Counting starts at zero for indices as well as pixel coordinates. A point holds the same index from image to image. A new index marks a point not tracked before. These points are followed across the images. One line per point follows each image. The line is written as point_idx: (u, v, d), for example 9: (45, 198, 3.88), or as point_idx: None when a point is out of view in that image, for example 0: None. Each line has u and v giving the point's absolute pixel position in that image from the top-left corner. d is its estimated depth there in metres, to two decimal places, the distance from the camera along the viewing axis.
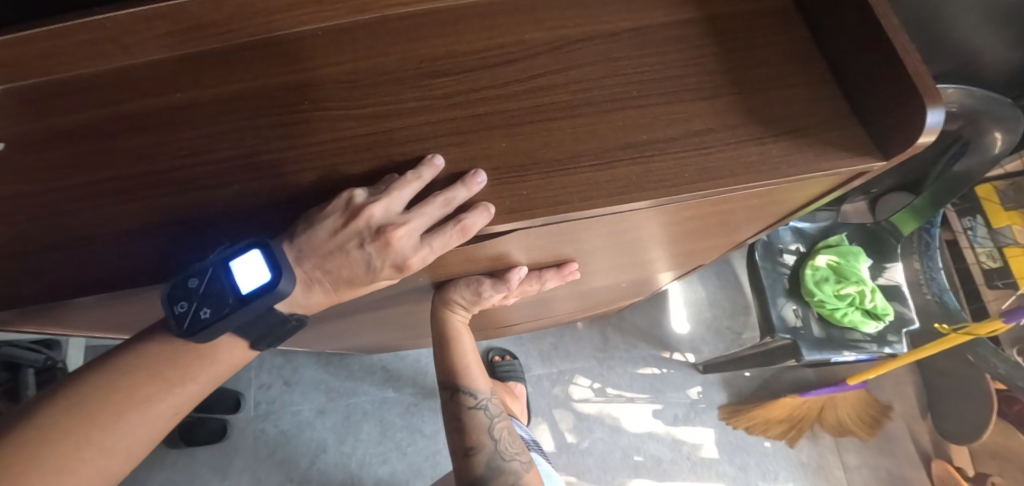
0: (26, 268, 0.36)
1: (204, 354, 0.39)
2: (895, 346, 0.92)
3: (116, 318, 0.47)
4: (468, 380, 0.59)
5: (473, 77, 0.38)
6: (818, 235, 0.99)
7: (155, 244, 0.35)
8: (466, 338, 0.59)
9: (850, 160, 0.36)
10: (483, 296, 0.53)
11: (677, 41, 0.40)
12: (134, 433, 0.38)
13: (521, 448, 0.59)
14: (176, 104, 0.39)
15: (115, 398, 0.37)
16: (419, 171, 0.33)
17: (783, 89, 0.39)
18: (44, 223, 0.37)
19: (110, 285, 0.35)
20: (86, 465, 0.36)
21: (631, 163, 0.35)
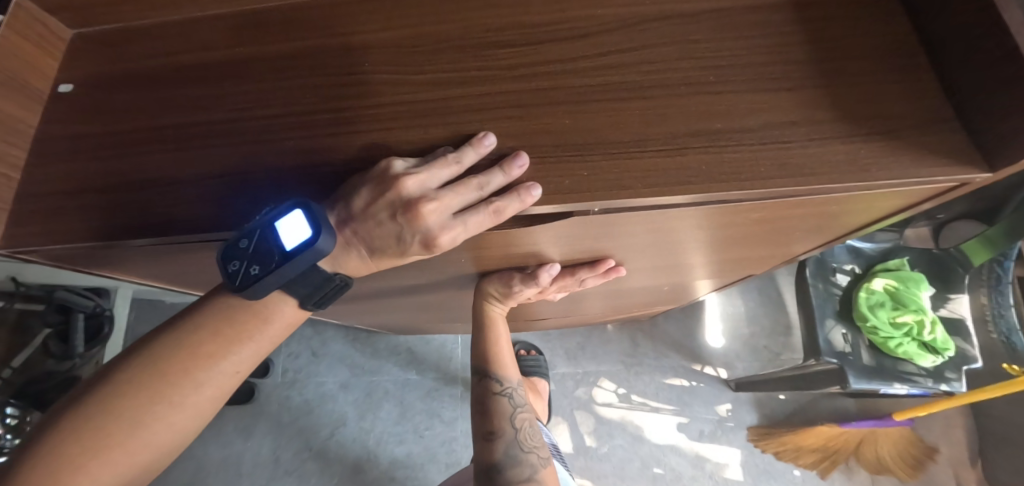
0: (83, 208, 0.36)
1: (261, 312, 0.38)
2: (952, 384, 0.85)
3: (166, 269, 0.48)
4: (500, 368, 0.58)
5: (538, 50, 0.36)
6: (877, 257, 0.93)
7: (202, 194, 0.35)
8: (502, 329, 0.59)
9: (948, 169, 0.32)
10: (517, 292, 0.52)
11: (762, 26, 0.37)
12: (200, 389, 0.37)
13: (541, 442, 0.56)
14: (238, 58, 0.39)
15: (181, 354, 0.37)
16: (460, 156, 0.31)
17: (877, 86, 0.35)
18: (103, 164, 0.37)
19: (155, 230, 0.34)
20: (160, 420, 0.36)
21: (704, 151, 0.33)
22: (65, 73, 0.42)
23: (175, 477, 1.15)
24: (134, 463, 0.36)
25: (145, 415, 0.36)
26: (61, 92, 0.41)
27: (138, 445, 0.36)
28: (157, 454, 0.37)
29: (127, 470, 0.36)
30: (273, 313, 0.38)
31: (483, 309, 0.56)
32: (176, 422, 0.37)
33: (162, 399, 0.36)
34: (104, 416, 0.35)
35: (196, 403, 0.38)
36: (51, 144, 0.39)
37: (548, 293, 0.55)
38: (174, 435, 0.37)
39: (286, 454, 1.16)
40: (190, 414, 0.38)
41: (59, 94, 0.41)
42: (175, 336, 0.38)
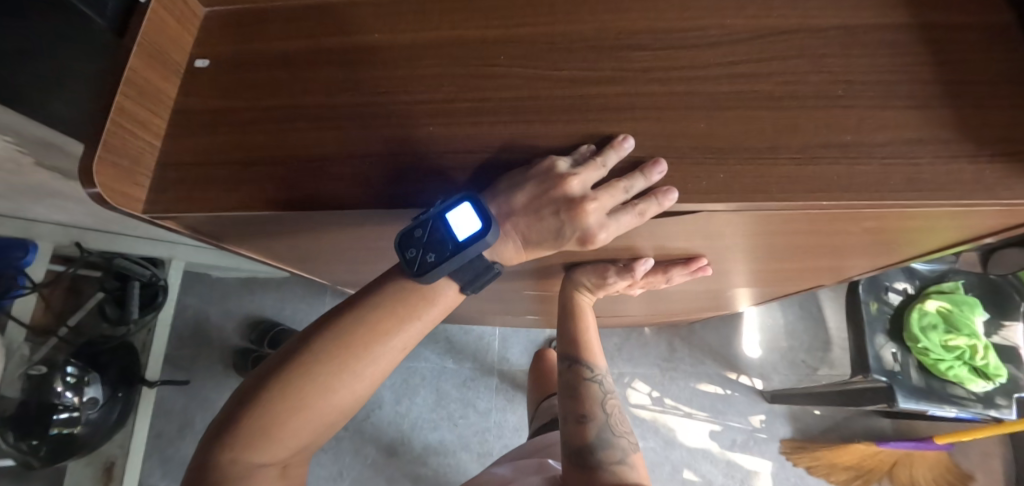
0: (226, 180, 0.39)
1: (427, 295, 0.40)
2: (1002, 411, 0.84)
3: (273, 246, 0.50)
4: (590, 357, 0.59)
5: (672, 56, 0.37)
6: (932, 278, 0.92)
7: (353, 172, 0.37)
8: (590, 319, 0.60)
9: None
10: (608, 282, 0.54)
11: (889, 45, 0.38)
12: (376, 363, 0.40)
13: (628, 428, 0.57)
14: (374, 44, 0.41)
15: (363, 330, 0.39)
16: (604, 158, 0.33)
17: (1005, 110, 0.35)
18: (245, 139, 0.40)
19: (307, 203, 0.37)
20: (345, 388, 0.39)
21: (835, 163, 0.34)
22: (200, 48, 0.44)
23: None
24: (324, 423, 0.40)
25: (332, 384, 0.39)
26: (197, 67, 0.43)
27: (327, 409, 0.39)
28: (337, 417, 0.40)
29: (317, 428, 0.40)
30: (437, 295, 0.40)
31: (573, 297, 0.59)
32: (355, 392, 0.40)
33: (346, 369, 0.39)
34: (297, 383, 0.38)
35: (371, 375, 0.40)
36: (192, 116, 0.41)
37: (634, 288, 0.57)
38: (353, 402, 0.41)
39: None
40: (367, 384, 0.40)
41: (196, 68, 0.43)
42: (352, 313, 0.40)
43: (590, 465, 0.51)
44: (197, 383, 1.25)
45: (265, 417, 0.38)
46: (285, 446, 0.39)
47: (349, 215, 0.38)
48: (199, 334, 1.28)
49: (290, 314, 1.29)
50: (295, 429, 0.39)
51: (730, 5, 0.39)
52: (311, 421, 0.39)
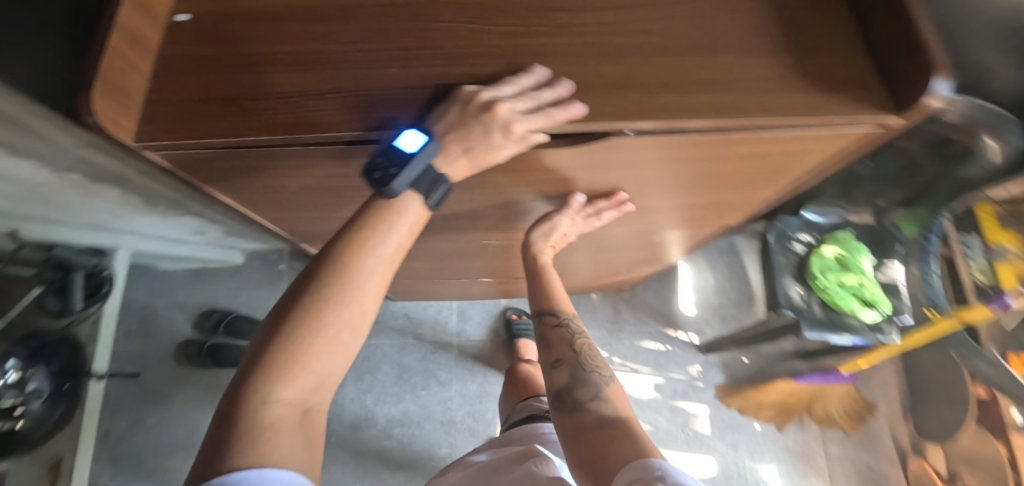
0: (211, 111, 0.44)
1: (396, 207, 0.46)
2: (887, 334, 0.99)
3: (247, 182, 0.56)
4: (560, 306, 0.70)
5: (584, 16, 0.47)
6: (827, 228, 1.08)
7: (324, 104, 0.44)
8: (555, 277, 0.75)
9: (871, 113, 0.43)
10: (553, 234, 0.72)
11: (748, 8, 0.48)
12: (372, 276, 0.46)
13: (603, 363, 0.63)
14: (342, 5, 0.48)
15: (354, 249, 0.45)
16: (518, 80, 0.43)
17: (830, 55, 0.46)
18: (227, 79, 0.45)
19: (283, 128, 0.43)
20: (353, 302, 0.45)
21: (706, 94, 0.44)
22: (181, 5, 0.49)
23: (174, 435, 1.19)
24: (345, 343, 0.45)
25: (339, 301, 0.44)
26: (180, 21, 0.48)
27: (341, 327, 0.45)
28: (353, 333, 0.46)
29: (339, 349, 0.45)
30: (405, 205, 0.46)
31: (535, 259, 0.75)
32: (360, 306, 0.45)
33: (348, 284, 0.45)
34: (309, 307, 0.44)
35: (370, 288, 0.46)
36: (178, 61, 0.47)
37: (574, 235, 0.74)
38: (362, 318, 0.46)
39: None
40: (369, 296, 0.46)
41: (179, 22, 0.48)
42: (339, 239, 0.46)
43: (566, 406, 0.57)
44: (148, 377, 1.22)
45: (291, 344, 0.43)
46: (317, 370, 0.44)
47: (321, 145, 0.45)
48: (148, 327, 1.26)
49: (246, 302, 1.29)
50: (320, 350, 0.44)
51: None
52: (332, 342, 0.44)
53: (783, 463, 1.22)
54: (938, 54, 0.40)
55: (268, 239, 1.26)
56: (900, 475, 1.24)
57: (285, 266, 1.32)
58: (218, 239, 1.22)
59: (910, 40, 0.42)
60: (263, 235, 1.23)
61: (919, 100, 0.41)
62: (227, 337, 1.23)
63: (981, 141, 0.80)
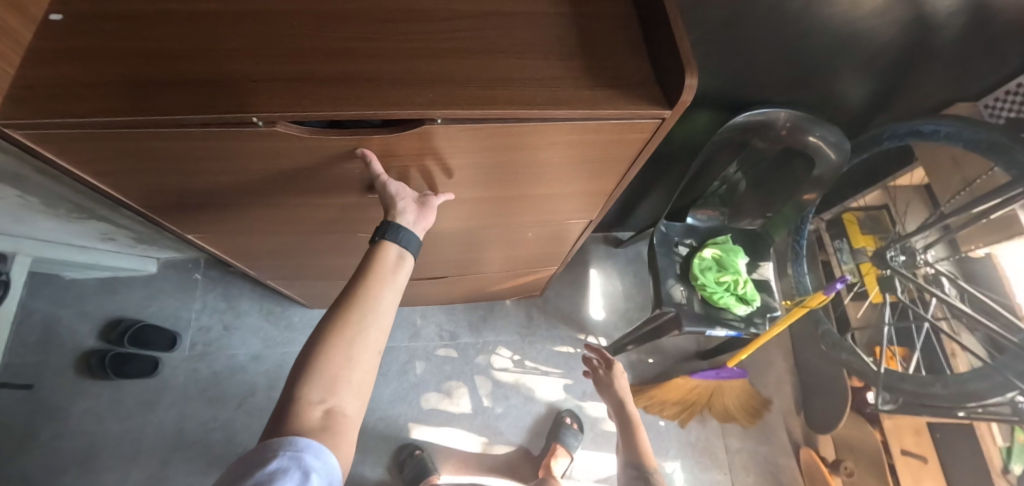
0: (69, 96, 0.49)
1: (385, 258, 0.60)
2: (759, 327, 1.10)
3: (116, 171, 0.59)
4: (643, 462, 1.03)
5: (413, 24, 0.54)
6: (708, 233, 1.18)
7: (170, 93, 0.49)
8: (643, 433, 1.08)
9: (645, 107, 0.52)
10: (619, 382, 1.16)
11: (556, 23, 0.56)
12: (385, 300, 0.58)
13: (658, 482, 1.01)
14: (201, 12, 0.54)
15: (356, 287, 0.58)
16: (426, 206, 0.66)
17: (620, 61, 0.54)
18: (89, 71, 0.50)
19: (128, 111, 0.48)
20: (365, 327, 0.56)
21: (505, 89, 0.50)
22: (57, 6, 0.54)
23: (67, 450, 1.14)
24: (368, 352, 0.56)
25: (349, 320, 0.55)
26: (52, 20, 0.53)
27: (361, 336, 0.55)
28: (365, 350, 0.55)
29: (363, 356, 0.55)
30: (386, 256, 0.60)
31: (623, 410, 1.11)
32: (368, 324, 0.56)
33: (353, 309, 0.56)
34: (330, 327, 0.55)
35: (387, 307, 0.58)
36: (44, 52, 0.51)
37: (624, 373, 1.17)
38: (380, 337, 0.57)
39: (190, 425, 1.19)
40: (375, 317, 0.57)
41: (51, 21, 0.53)
42: (355, 275, 0.60)
43: None
44: (44, 390, 1.17)
45: (324, 351, 0.54)
46: (348, 376, 0.54)
47: (169, 129, 0.49)
48: (48, 338, 1.21)
49: (157, 311, 1.27)
50: (344, 358, 0.54)
51: None
52: (351, 353, 0.54)
53: (685, 458, 1.29)
54: (688, 57, 0.49)
55: (182, 246, 1.29)
56: (793, 465, 1.32)
57: (200, 275, 1.32)
58: (130, 246, 1.23)
59: (672, 47, 0.51)
60: (177, 240, 1.25)
61: (680, 93, 0.50)
62: (133, 347, 1.21)
63: (812, 144, 0.97)
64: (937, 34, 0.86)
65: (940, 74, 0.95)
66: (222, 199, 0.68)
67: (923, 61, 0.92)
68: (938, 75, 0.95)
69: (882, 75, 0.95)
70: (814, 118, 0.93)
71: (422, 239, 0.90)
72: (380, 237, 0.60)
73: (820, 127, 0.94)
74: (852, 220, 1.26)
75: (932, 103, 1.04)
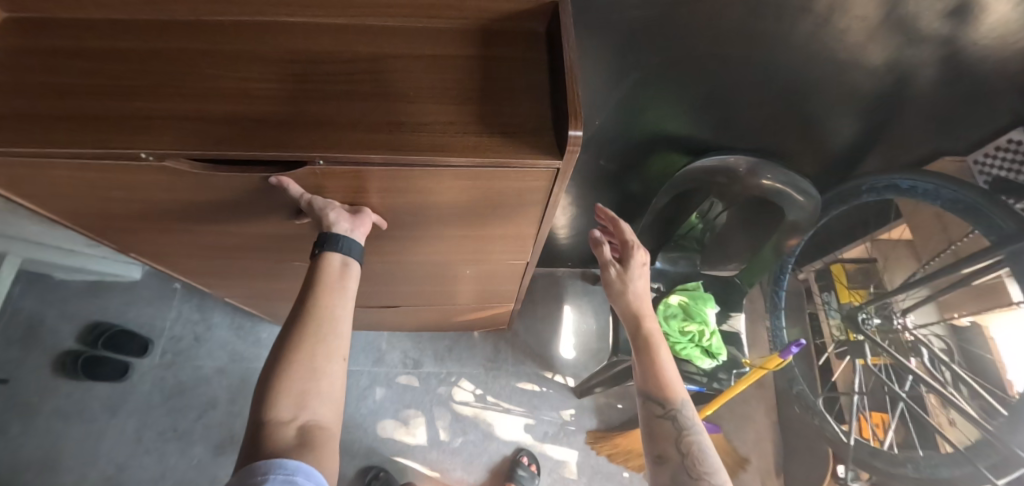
0: None
1: (327, 265, 0.59)
2: (722, 383, 1.03)
3: (41, 193, 0.62)
4: (668, 394, 0.65)
5: (315, 68, 0.56)
6: (678, 278, 1.13)
7: (74, 127, 0.52)
8: (666, 355, 0.67)
9: (534, 156, 0.50)
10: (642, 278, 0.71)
11: (458, 67, 0.56)
12: (338, 307, 0.58)
13: (713, 470, 0.60)
14: (123, 49, 0.57)
15: (302, 301, 0.58)
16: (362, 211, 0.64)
17: (518, 107, 0.54)
18: (4, 101, 0.53)
19: (29, 143, 0.50)
20: (322, 339, 0.56)
21: (390, 134, 0.51)
22: None
23: (33, 448, 1.17)
24: (334, 359, 0.56)
25: (307, 334, 0.55)
26: None
27: (324, 348, 0.56)
28: (336, 360, 0.56)
29: (331, 363, 0.56)
30: (330, 264, 0.59)
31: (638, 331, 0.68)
32: (324, 335, 0.56)
33: (306, 324, 0.56)
34: (288, 344, 0.55)
35: (344, 313, 0.59)
36: None
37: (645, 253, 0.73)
38: (342, 343, 0.58)
39: (150, 432, 1.21)
40: (331, 327, 0.57)
41: None
42: (303, 290, 0.59)
43: None
44: (21, 386, 1.22)
45: (290, 366, 0.53)
46: (320, 387, 0.54)
47: (72, 160, 0.52)
48: (32, 335, 1.27)
49: (134, 317, 1.32)
50: (308, 372, 0.54)
51: (360, 39, 0.57)
52: (315, 364, 0.55)
53: None
54: (575, 108, 0.48)
55: None
56: None
57: (179, 284, 1.36)
58: (113, 253, 1.27)
59: (564, 96, 0.50)
60: None
61: (568, 144, 0.49)
62: (107, 350, 1.25)
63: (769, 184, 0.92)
64: (912, 84, 0.81)
65: (921, 124, 0.90)
66: (152, 222, 0.70)
67: (898, 111, 0.87)
68: (917, 127, 0.90)
69: (854, 125, 0.90)
70: (760, 161, 0.90)
71: (366, 268, 0.90)
72: (321, 249, 0.59)
73: (771, 167, 0.91)
74: (839, 271, 1.15)
75: (916, 155, 0.98)
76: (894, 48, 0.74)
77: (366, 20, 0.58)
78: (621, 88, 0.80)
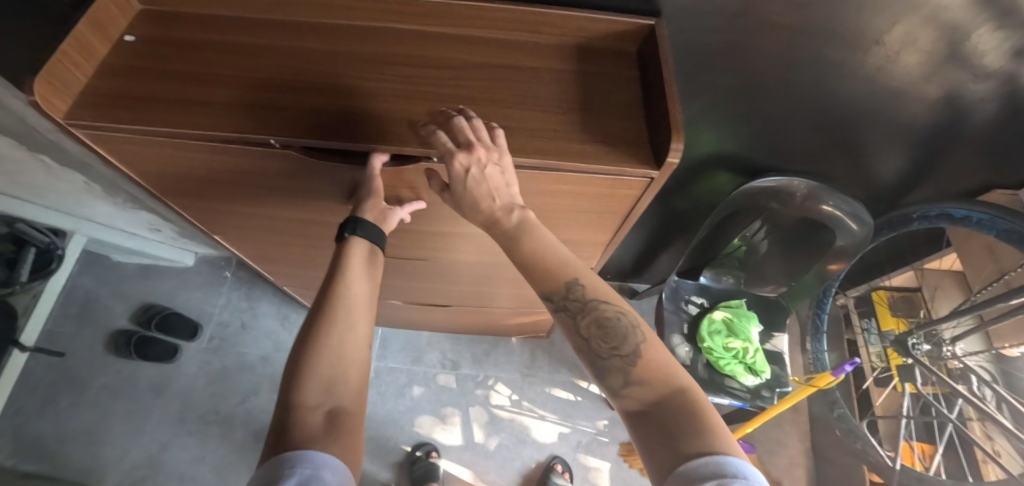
0: (123, 107, 0.57)
1: (350, 250, 0.62)
2: (766, 400, 1.04)
3: (155, 170, 0.67)
4: (553, 283, 0.50)
5: (425, 72, 0.60)
6: (720, 295, 1.14)
7: (209, 111, 0.57)
8: (540, 236, 0.52)
9: (633, 165, 0.54)
10: (488, 176, 0.50)
11: (558, 80, 0.60)
12: (360, 293, 0.61)
13: (626, 337, 0.49)
14: (249, 45, 0.62)
15: (328, 285, 0.61)
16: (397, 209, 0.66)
17: (615, 119, 0.58)
18: (147, 87, 0.59)
19: (169, 123, 0.55)
20: (358, 326, 0.60)
21: (497, 137, 0.55)
22: (132, 28, 0.63)
23: (79, 421, 1.20)
24: (359, 346, 0.59)
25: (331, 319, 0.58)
26: (126, 40, 0.62)
27: (350, 334, 0.59)
28: (363, 346, 0.59)
29: (356, 350, 0.58)
30: (352, 248, 0.62)
31: (501, 225, 0.52)
32: (348, 322, 0.59)
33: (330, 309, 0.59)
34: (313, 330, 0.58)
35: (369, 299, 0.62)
36: (114, 65, 0.60)
37: (501, 147, 0.51)
38: (366, 329, 0.60)
39: (192, 414, 1.24)
40: (356, 314, 0.60)
41: (125, 41, 0.62)
42: (328, 275, 0.62)
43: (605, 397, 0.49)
44: (73, 360, 1.26)
45: (330, 356, 0.56)
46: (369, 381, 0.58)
47: (200, 142, 0.57)
48: (86, 312, 1.32)
49: (183, 302, 1.36)
50: (332, 357, 0.56)
51: (467, 48, 0.62)
52: (342, 350, 0.57)
53: None
54: (677, 122, 0.52)
55: (217, 245, 1.36)
56: None
57: (229, 273, 1.41)
58: (172, 238, 1.32)
59: (664, 111, 0.54)
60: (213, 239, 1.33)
61: (667, 156, 0.52)
62: (157, 332, 1.29)
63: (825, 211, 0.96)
64: (971, 119, 0.84)
65: (976, 158, 0.92)
66: (246, 205, 0.75)
67: (952, 145, 0.90)
68: (970, 161, 0.93)
69: (906, 156, 0.93)
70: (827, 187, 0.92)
71: (429, 265, 0.93)
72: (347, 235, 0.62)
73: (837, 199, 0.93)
74: (882, 298, 1.16)
75: (966, 188, 1.00)
76: (957, 83, 0.77)
77: (472, 31, 0.63)
78: (688, 107, 0.84)
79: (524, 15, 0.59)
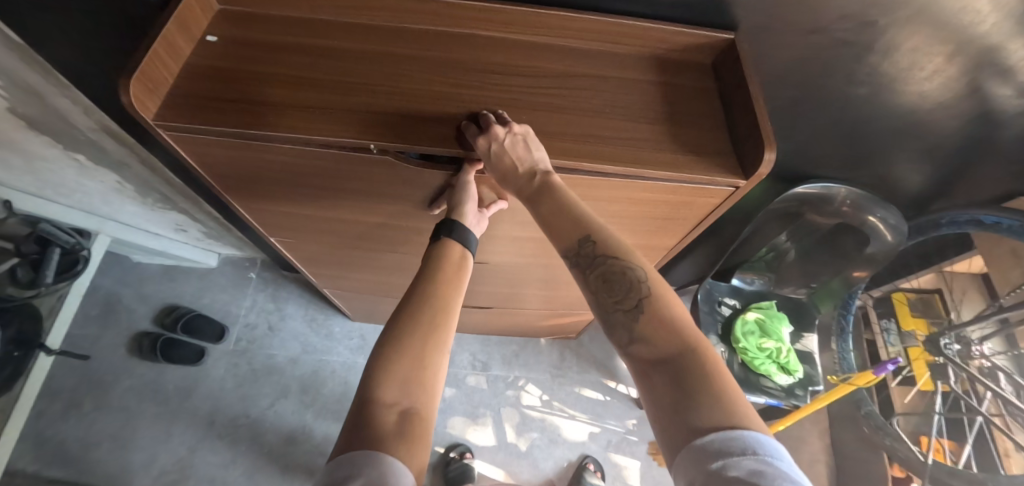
0: (213, 109, 0.56)
1: (446, 250, 0.61)
2: (799, 399, 1.08)
3: (230, 171, 0.66)
4: (565, 239, 0.50)
5: (513, 80, 0.61)
6: (753, 296, 1.17)
7: (301, 116, 0.57)
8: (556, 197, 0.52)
9: (723, 175, 0.56)
10: (508, 149, 0.53)
11: (642, 90, 0.62)
12: (445, 293, 0.57)
13: (633, 294, 0.47)
14: (333, 48, 0.62)
15: (420, 283, 0.58)
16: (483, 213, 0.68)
17: (699, 130, 0.59)
18: (234, 89, 0.58)
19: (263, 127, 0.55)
20: (443, 329, 0.55)
21: (591, 145, 0.56)
22: (212, 28, 0.62)
23: (105, 425, 1.18)
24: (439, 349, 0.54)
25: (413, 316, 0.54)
26: (208, 40, 0.61)
27: (433, 333, 0.54)
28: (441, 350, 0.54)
29: (439, 354, 0.53)
30: (446, 249, 0.62)
31: (523, 189, 0.53)
32: (432, 320, 0.54)
33: (416, 307, 0.55)
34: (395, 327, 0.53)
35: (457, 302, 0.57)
36: (198, 65, 0.59)
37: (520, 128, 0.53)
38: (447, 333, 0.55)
39: (221, 417, 1.22)
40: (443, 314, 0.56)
41: (207, 41, 0.61)
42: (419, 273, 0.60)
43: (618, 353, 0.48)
44: (96, 363, 1.23)
45: (406, 355, 0.51)
46: None
47: (292, 145, 0.57)
48: (109, 313, 1.29)
49: (208, 304, 1.34)
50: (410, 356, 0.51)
51: (551, 57, 0.63)
52: (418, 350, 0.52)
53: None
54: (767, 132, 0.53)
55: (243, 246, 1.34)
56: None
57: (254, 275, 1.39)
58: (198, 239, 1.29)
59: (753, 122, 0.55)
60: (241, 239, 1.31)
61: (759, 166, 0.54)
62: (183, 335, 1.27)
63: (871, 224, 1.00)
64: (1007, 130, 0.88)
65: (1005, 168, 0.96)
66: (312, 207, 0.74)
67: (983, 155, 0.94)
68: (998, 170, 0.97)
69: (939, 164, 0.97)
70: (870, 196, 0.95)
71: (480, 268, 0.94)
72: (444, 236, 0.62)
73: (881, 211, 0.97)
74: (902, 300, 1.23)
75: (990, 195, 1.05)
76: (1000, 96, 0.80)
77: (554, 40, 0.64)
78: None
79: (610, 26, 0.61)
